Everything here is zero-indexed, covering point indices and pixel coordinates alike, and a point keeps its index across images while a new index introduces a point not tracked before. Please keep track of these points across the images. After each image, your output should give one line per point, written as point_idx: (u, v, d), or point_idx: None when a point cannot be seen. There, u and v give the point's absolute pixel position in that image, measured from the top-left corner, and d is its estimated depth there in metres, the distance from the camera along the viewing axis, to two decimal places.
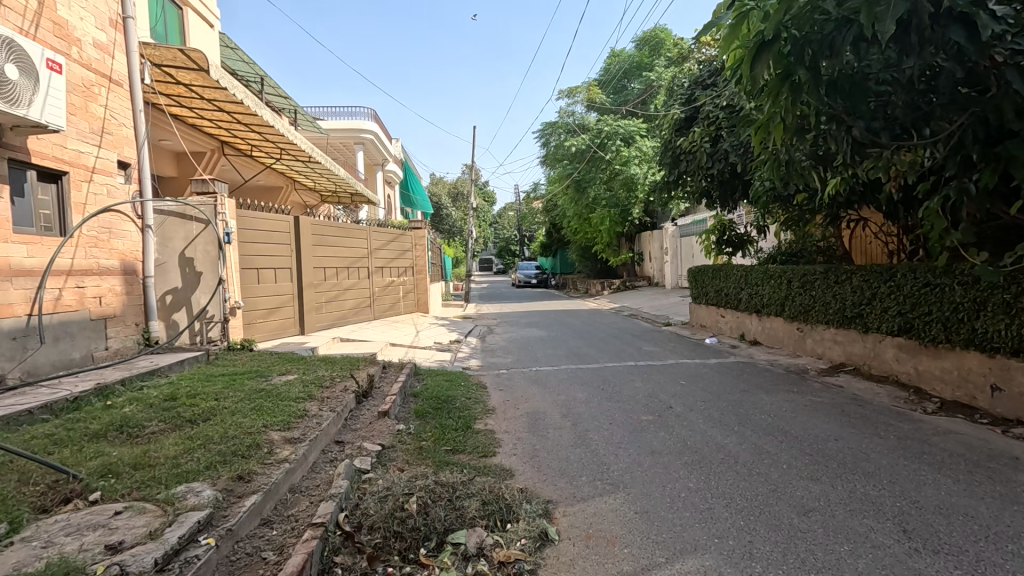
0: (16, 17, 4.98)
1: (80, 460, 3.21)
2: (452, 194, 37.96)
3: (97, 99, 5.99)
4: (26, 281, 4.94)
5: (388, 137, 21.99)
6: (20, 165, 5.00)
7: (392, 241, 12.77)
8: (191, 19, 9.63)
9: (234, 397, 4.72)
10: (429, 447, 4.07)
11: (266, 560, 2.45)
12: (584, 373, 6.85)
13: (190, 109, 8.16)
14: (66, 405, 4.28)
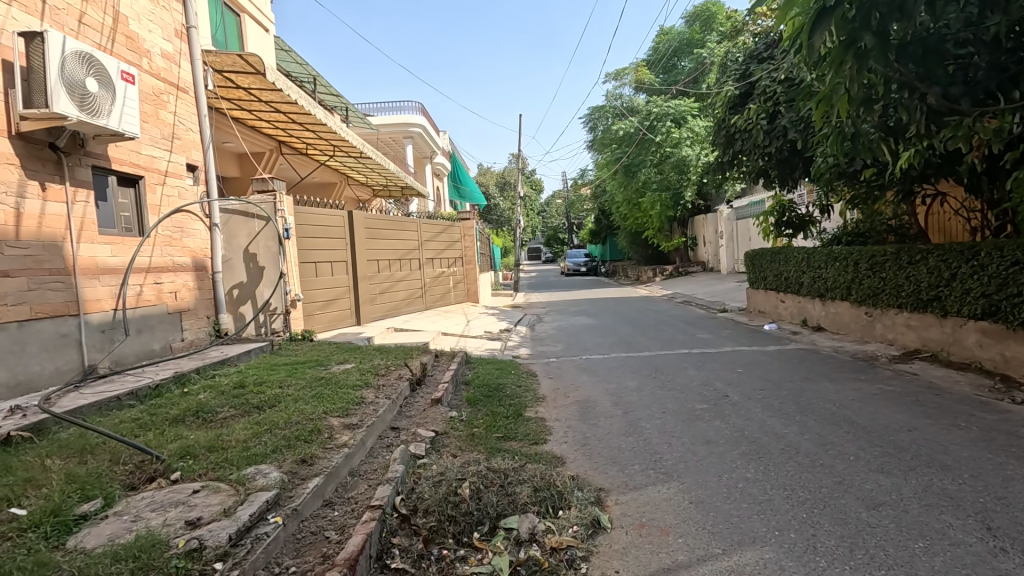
0: (93, 33, 5.38)
1: (162, 442, 3.49)
2: (500, 184, 38.09)
3: (167, 106, 6.38)
4: (111, 279, 5.36)
5: (435, 130, 22.29)
6: (102, 171, 5.43)
7: (442, 232, 12.97)
8: (248, 25, 10.07)
9: (296, 385, 4.97)
10: (481, 434, 4.14)
11: (329, 539, 2.58)
12: (636, 361, 6.74)
13: (249, 112, 8.57)
14: (149, 391, 4.64)
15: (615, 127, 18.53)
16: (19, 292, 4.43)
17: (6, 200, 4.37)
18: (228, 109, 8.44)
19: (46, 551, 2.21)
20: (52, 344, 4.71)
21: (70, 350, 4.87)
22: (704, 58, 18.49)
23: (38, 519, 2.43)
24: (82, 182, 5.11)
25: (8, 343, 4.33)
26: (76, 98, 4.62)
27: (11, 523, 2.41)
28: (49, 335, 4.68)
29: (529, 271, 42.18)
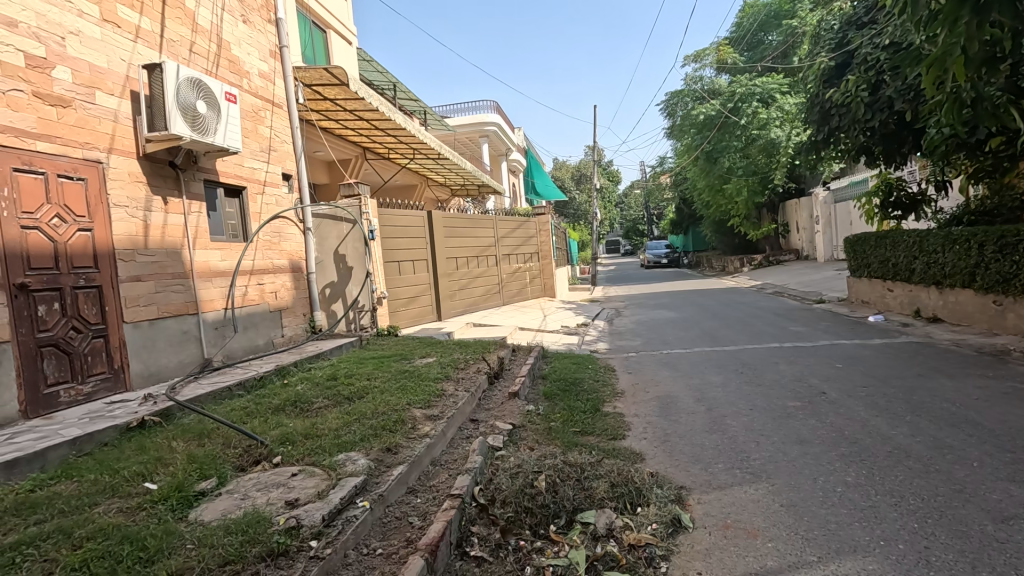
0: (202, 60, 5.98)
1: (265, 429, 3.83)
2: (575, 176, 37.61)
3: (264, 121, 6.95)
4: (221, 281, 5.95)
5: (510, 127, 22.58)
6: (212, 185, 6.03)
7: (518, 228, 13.09)
8: (334, 40, 10.73)
9: (382, 377, 5.25)
10: (558, 427, 4.14)
11: (412, 524, 2.71)
12: (720, 355, 6.43)
13: (336, 122, 9.12)
14: (255, 382, 5.11)
15: (696, 111, 17.73)
16: (149, 295, 5.03)
17: (136, 213, 4.96)
18: (317, 120, 9.04)
19: (173, 522, 2.50)
20: (176, 340, 5.31)
21: (190, 345, 5.47)
22: (795, 29, 17.16)
23: (166, 493, 2.76)
24: (195, 195, 5.69)
25: (142, 339, 4.93)
26: (188, 119, 5.17)
27: (145, 496, 2.76)
28: (173, 332, 5.27)
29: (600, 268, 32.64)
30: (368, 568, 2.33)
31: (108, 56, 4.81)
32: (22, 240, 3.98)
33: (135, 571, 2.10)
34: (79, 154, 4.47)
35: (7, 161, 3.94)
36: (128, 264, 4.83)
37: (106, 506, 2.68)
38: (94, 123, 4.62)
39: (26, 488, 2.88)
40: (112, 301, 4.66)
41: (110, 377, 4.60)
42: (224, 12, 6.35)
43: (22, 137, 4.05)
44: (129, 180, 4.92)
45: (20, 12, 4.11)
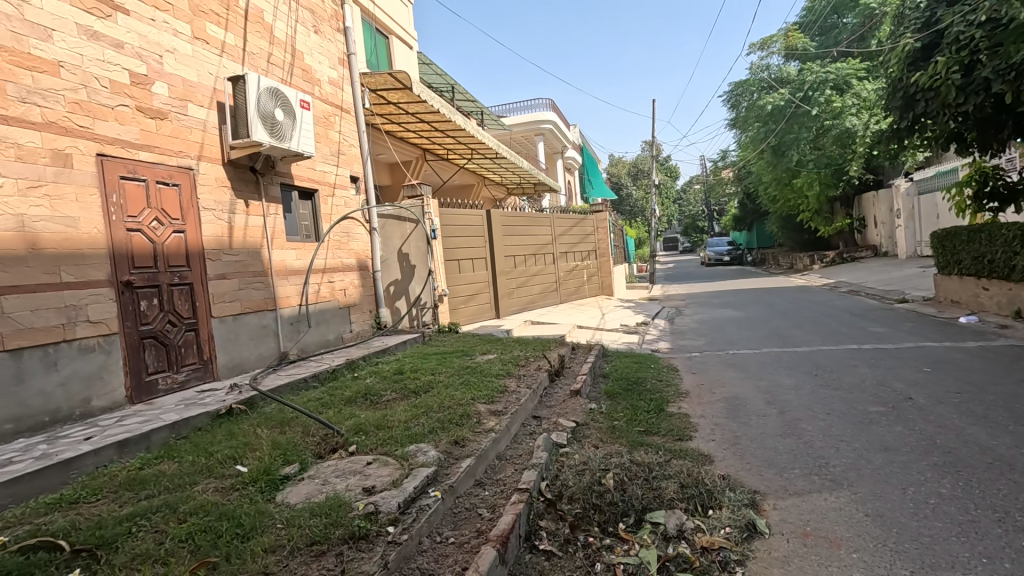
0: (279, 70, 6.35)
1: (340, 419, 4.03)
2: (632, 173, 36.87)
3: (334, 127, 7.28)
4: (296, 279, 6.31)
5: (566, 125, 22.46)
6: (287, 188, 6.39)
7: (575, 226, 13.02)
8: (396, 45, 11.06)
9: (446, 372, 5.39)
10: (622, 426, 4.10)
11: (482, 516, 2.78)
12: (791, 357, 6.15)
13: (399, 124, 9.41)
14: (328, 374, 5.38)
15: (762, 102, 16.96)
16: (234, 292, 5.39)
17: (222, 216, 5.33)
18: (381, 124, 9.37)
19: (263, 502, 2.69)
20: (256, 334, 5.67)
21: (269, 339, 5.83)
22: (874, 10, 16.05)
23: (256, 476, 2.97)
24: (273, 198, 6.05)
25: (228, 332, 5.30)
26: (267, 127, 5.50)
27: (237, 477, 2.98)
28: (254, 326, 5.64)
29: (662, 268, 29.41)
30: (442, 555, 2.41)
31: (198, 71, 5.20)
32: (127, 241, 4.38)
33: (233, 546, 2.27)
34: (173, 162, 4.86)
35: (115, 170, 4.34)
36: (215, 263, 5.20)
37: (204, 485, 2.92)
38: (186, 133, 5.01)
39: (135, 466, 3.18)
40: (201, 298, 5.03)
41: (200, 367, 4.98)
42: (298, 24, 6.71)
43: (127, 147, 4.45)
44: (216, 185, 5.30)
45: (125, 34, 4.52)
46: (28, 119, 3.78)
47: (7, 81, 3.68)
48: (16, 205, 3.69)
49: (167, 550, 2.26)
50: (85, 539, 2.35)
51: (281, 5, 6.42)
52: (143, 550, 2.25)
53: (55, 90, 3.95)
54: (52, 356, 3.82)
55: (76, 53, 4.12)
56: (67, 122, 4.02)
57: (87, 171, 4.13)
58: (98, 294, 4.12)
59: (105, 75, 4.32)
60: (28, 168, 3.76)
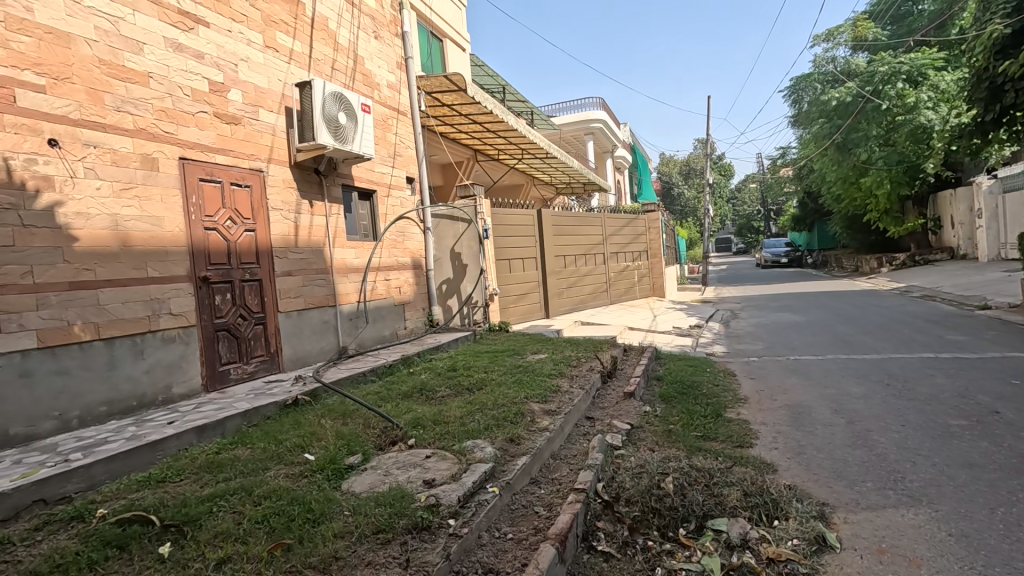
0: (341, 76, 6.60)
1: (398, 413, 4.16)
2: (683, 172, 35.98)
3: (392, 129, 7.50)
4: (355, 276, 6.54)
5: (616, 124, 22.19)
6: (348, 189, 6.64)
7: (626, 226, 12.84)
8: (450, 47, 11.24)
9: (498, 371, 5.45)
10: (678, 431, 4.02)
11: (539, 514, 2.81)
12: (859, 364, 5.83)
13: (452, 126, 9.57)
14: (384, 369, 5.55)
15: (827, 96, 16.17)
16: (298, 288, 5.65)
17: (289, 216, 5.60)
18: (435, 126, 9.56)
19: (331, 490, 2.81)
20: (319, 329, 5.92)
21: (330, 334, 6.07)
22: None
23: (322, 464, 3.11)
24: (335, 198, 6.30)
25: (293, 327, 5.56)
26: (331, 130, 5.73)
27: (306, 465, 3.13)
28: (317, 321, 5.89)
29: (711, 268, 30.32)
30: (501, 551, 2.45)
31: (269, 78, 5.48)
32: (205, 240, 4.67)
33: (305, 529, 2.39)
34: (246, 165, 5.14)
35: (195, 172, 4.64)
36: (282, 260, 5.47)
37: (276, 470, 3.09)
38: (258, 137, 5.30)
39: (213, 450, 3.40)
40: (270, 293, 5.31)
41: (268, 359, 5.26)
42: (360, 30, 6.95)
43: (206, 151, 4.74)
44: (284, 187, 5.57)
45: (205, 45, 4.82)
46: (121, 126, 4.09)
47: (105, 91, 3.99)
48: (111, 205, 4.00)
49: (245, 530, 2.40)
50: (173, 515, 2.53)
51: (344, 13, 6.67)
52: (223, 528, 2.40)
53: (144, 99, 4.27)
54: (140, 344, 4.13)
55: (164, 65, 4.44)
56: (155, 128, 4.33)
57: (171, 174, 4.44)
58: (179, 288, 4.42)
59: (187, 84, 4.63)
60: (121, 170, 4.07)
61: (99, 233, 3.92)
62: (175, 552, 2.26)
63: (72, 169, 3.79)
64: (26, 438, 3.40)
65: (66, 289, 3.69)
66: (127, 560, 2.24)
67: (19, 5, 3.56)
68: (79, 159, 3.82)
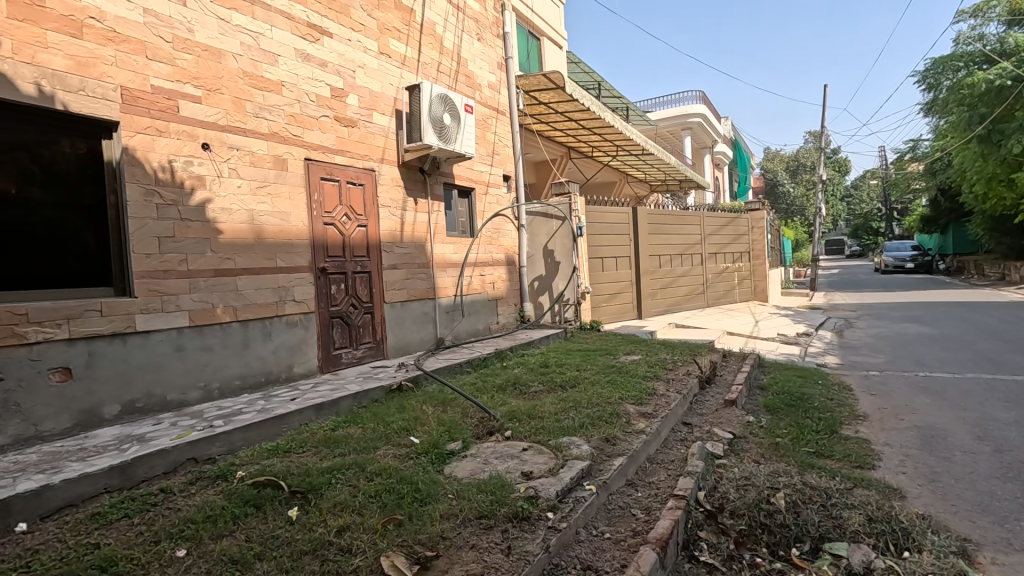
0: (446, 78, 6.88)
1: (494, 405, 4.28)
2: (791, 168, 33.42)
3: (491, 128, 7.69)
4: (453, 271, 6.80)
5: (716, 118, 21.10)
6: (449, 187, 6.91)
7: (727, 225, 12.18)
8: (547, 46, 11.28)
9: (591, 369, 5.41)
10: (787, 444, 3.76)
11: (637, 516, 2.77)
12: (1009, 386, 5.09)
13: (548, 123, 9.62)
14: (479, 361, 5.72)
15: (971, 79, 14.23)
16: (402, 280, 5.98)
17: (396, 213, 5.94)
18: (531, 124, 9.66)
19: (436, 473, 2.96)
20: (419, 320, 6.23)
21: (429, 325, 6.37)
22: None
23: (426, 448, 3.28)
24: (437, 196, 6.58)
25: (397, 317, 5.90)
26: (436, 130, 6.00)
27: (411, 447, 3.32)
28: (418, 312, 6.20)
29: (836, 271, 30.89)
30: (600, 549, 2.46)
31: (382, 82, 5.84)
32: (324, 234, 5.09)
33: (414, 508, 2.54)
34: (361, 164, 5.53)
35: (318, 172, 5.06)
36: (389, 254, 5.81)
37: (385, 450, 3.30)
38: (371, 139, 5.67)
39: (330, 427, 3.71)
40: (378, 285, 5.67)
41: (374, 346, 5.63)
42: (464, 33, 7.19)
43: (327, 152, 5.16)
44: (392, 185, 5.91)
45: (329, 55, 5.24)
46: (258, 131, 4.56)
47: (247, 100, 4.48)
48: (248, 202, 4.47)
49: (360, 503, 2.60)
50: (299, 483, 2.80)
51: (450, 18, 6.94)
52: (342, 499, 2.61)
53: (278, 106, 4.73)
54: (269, 327, 4.59)
55: (295, 74, 4.89)
56: (285, 132, 4.78)
57: (298, 174, 4.88)
58: (302, 277, 4.85)
59: (313, 91, 5.06)
60: (257, 171, 4.54)
61: (239, 226, 4.40)
62: (301, 517, 2.50)
63: (220, 169, 4.28)
64: (178, 404, 3.92)
65: (211, 275, 4.19)
66: (262, 518, 2.51)
67: (183, 27, 4.08)
68: (225, 161, 4.31)
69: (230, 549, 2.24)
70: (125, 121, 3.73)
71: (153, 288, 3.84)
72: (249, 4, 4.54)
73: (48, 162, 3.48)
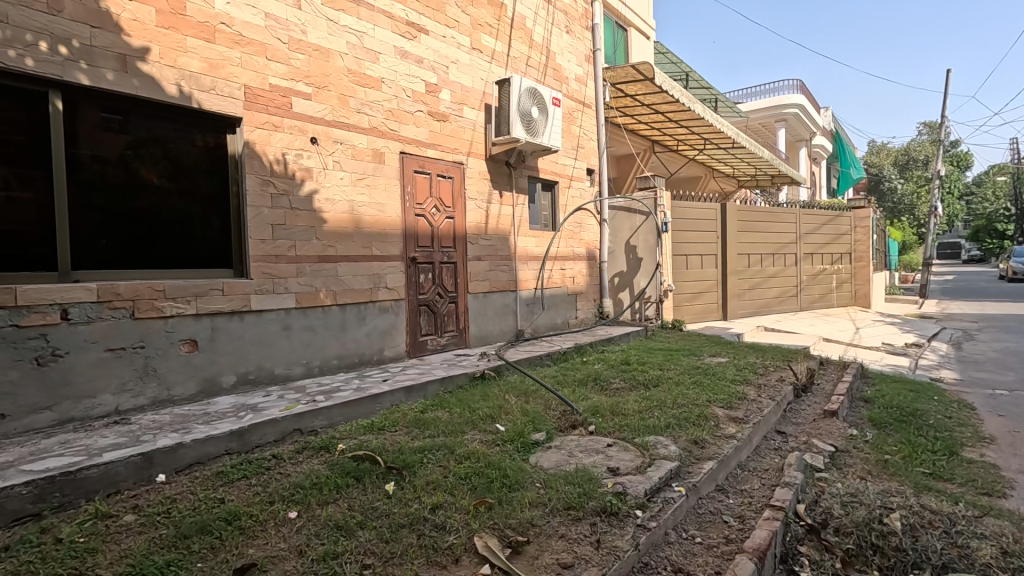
0: (534, 72, 6.90)
1: (576, 399, 4.27)
2: (900, 163, 30.49)
3: (576, 122, 7.63)
4: (534, 264, 6.85)
5: (815, 109, 19.62)
6: (533, 180, 6.94)
7: (825, 224, 11.32)
8: (634, 36, 10.99)
9: (675, 369, 5.25)
10: (898, 463, 3.45)
11: (729, 524, 2.66)
12: None
13: (633, 116, 9.39)
14: (559, 355, 5.73)
15: None
16: (485, 272, 6.10)
17: (482, 205, 6.06)
18: (616, 117, 9.48)
19: (522, 461, 3.01)
20: (500, 312, 6.33)
21: (510, 317, 6.46)
22: None
23: (512, 437, 3.33)
24: (522, 189, 6.62)
25: (479, 307, 6.04)
26: (524, 124, 6.04)
27: (497, 434, 3.39)
28: (499, 304, 6.30)
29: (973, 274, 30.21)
30: (690, 552, 2.39)
31: (473, 78, 5.96)
32: (415, 224, 5.30)
33: (503, 493, 2.60)
34: (450, 158, 5.69)
35: (411, 165, 5.27)
36: (474, 245, 5.94)
37: (473, 435, 3.40)
38: (461, 133, 5.81)
39: (419, 409, 3.87)
40: (462, 275, 5.82)
41: (457, 335, 5.80)
42: (553, 26, 7.18)
43: (420, 146, 5.35)
44: (479, 178, 6.03)
45: (425, 51, 5.42)
46: (360, 126, 4.82)
47: (350, 97, 4.74)
48: (350, 193, 4.74)
49: (451, 483, 2.69)
50: (393, 460, 2.95)
51: (540, 11, 6.95)
52: (434, 478, 2.72)
53: (378, 102, 4.96)
54: (363, 312, 4.85)
55: (393, 71, 5.10)
56: (384, 127, 5.01)
57: (394, 166, 5.11)
58: (394, 265, 5.09)
59: (409, 87, 5.26)
60: (358, 164, 4.80)
61: (340, 216, 4.67)
62: (397, 492, 2.64)
63: (325, 162, 4.56)
64: (284, 378, 4.26)
65: (315, 261, 4.49)
66: (362, 489, 2.67)
67: (297, 29, 4.38)
68: (330, 154, 4.59)
69: (335, 516, 2.40)
70: (247, 118, 4.08)
71: (266, 272, 4.17)
72: (355, 5, 4.79)
73: (183, 155, 3.88)
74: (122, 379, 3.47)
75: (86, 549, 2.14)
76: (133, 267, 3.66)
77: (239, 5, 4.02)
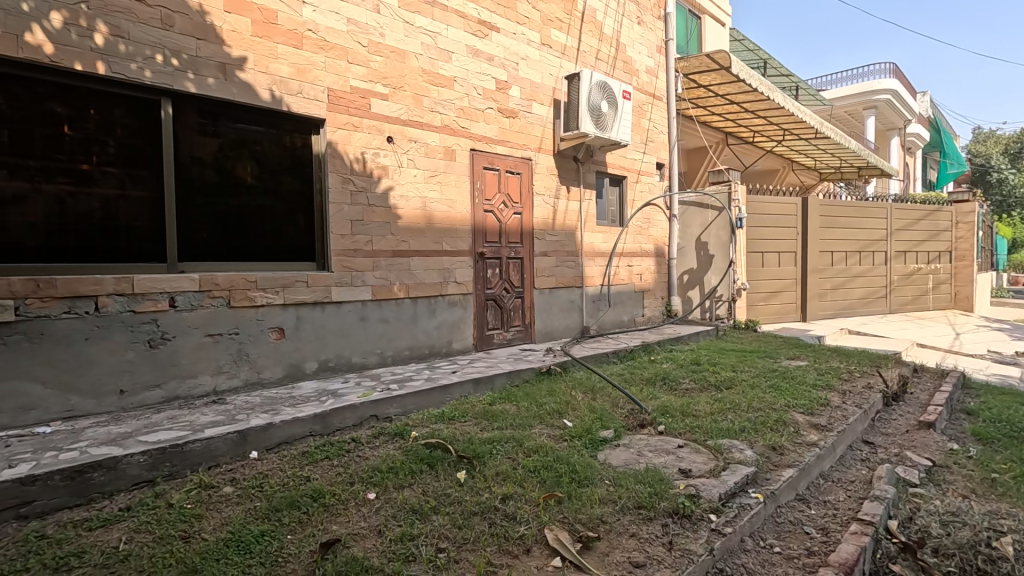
0: (603, 65, 6.80)
1: (644, 398, 4.19)
2: (1011, 151, 27.46)
3: (646, 114, 7.45)
4: (601, 260, 6.77)
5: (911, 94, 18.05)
6: (601, 175, 6.87)
7: (922, 219, 10.39)
8: (709, 24, 10.56)
9: (750, 372, 5.03)
10: (1008, 482, 3.13)
11: (811, 535, 2.53)
12: None
13: (706, 108, 9.04)
14: (625, 353, 5.64)
15: None
16: (552, 267, 6.10)
17: (550, 201, 6.06)
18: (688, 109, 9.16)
19: (590, 457, 3.00)
20: (566, 308, 6.32)
21: (575, 313, 6.44)
22: None
23: (580, 433, 3.33)
24: (590, 184, 6.56)
25: (545, 303, 6.05)
26: (593, 118, 5.97)
27: (564, 430, 3.41)
28: (565, 300, 6.28)
29: None
30: (769, 562, 2.30)
31: (542, 73, 5.96)
32: (483, 220, 5.39)
33: (572, 488, 2.60)
34: (519, 154, 5.73)
35: (481, 161, 5.36)
36: (541, 241, 5.96)
37: (541, 429, 3.43)
38: (530, 129, 5.84)
39: (487, 401, 3.94)
40: (529, 270, 5.86)
41: (523, 329, 5.85)
42: (624, 17, 7.04)
43: (489, 142, 5.43)
44: (547, 173, 6.04)
45: (496, 49, 5.48)
46: (433, 124, 4.96)
47: (424, 96, 4.88)
48: (423, 189, 4.89)
49: (520, 475, 2.73)
50: (464, 449, 3.02)
51: (611, 3, 6.83)
52: (504, 470, 2.77)
53: (450, 100, 5.08)
54: (433, 305, 5.00)
55: (465, 69, 5.20)
56: (455, 125, 5.12)
57: (464, 163, 5.21)
58: (463, 260, 5.20)
59: (480, 84, 5.34)
60: (431, 161, 4.94)
61: (414, 212, 4.84)
62: (468, 480, 2.71)
63: (400, 160, 4.73)
64: (360, 366, 4.48)
65: (390, 255, 4.68)
66: (435, 476, 2.77)
67: (376, 32, 4.56)
68: (405, 152, 4.76)
69: (411, 499, 2.51)
70: (329, 119, 4.30)
71: (346, 265, 4.40)
72: (430, 7, 4.92)
73: (273, 155, 4.16)
74: (219, 362, 3.79)
75: (193, 514, 2.37)
76: (230, 259, 3.98)
77: (324, 12, 4.25)
